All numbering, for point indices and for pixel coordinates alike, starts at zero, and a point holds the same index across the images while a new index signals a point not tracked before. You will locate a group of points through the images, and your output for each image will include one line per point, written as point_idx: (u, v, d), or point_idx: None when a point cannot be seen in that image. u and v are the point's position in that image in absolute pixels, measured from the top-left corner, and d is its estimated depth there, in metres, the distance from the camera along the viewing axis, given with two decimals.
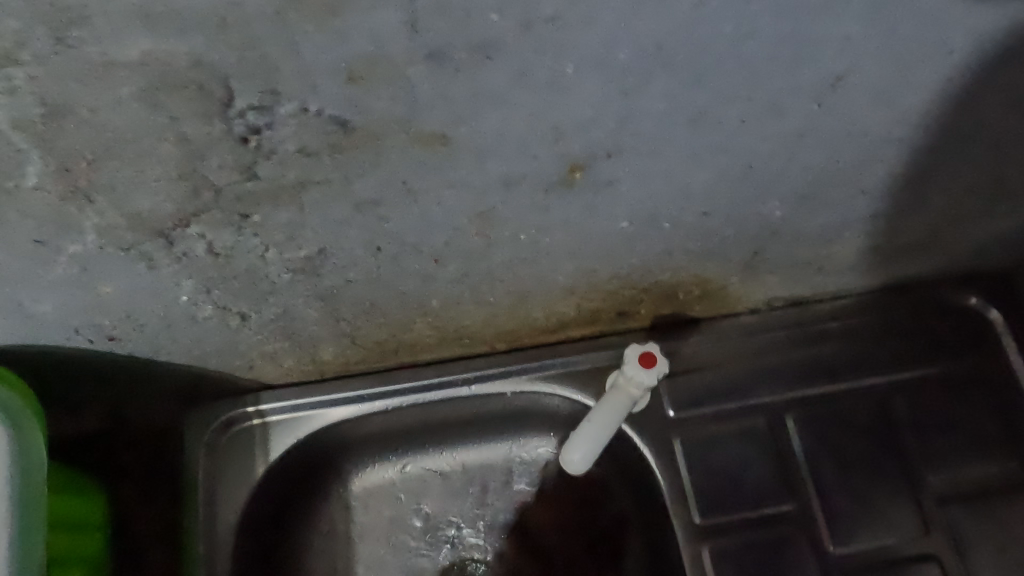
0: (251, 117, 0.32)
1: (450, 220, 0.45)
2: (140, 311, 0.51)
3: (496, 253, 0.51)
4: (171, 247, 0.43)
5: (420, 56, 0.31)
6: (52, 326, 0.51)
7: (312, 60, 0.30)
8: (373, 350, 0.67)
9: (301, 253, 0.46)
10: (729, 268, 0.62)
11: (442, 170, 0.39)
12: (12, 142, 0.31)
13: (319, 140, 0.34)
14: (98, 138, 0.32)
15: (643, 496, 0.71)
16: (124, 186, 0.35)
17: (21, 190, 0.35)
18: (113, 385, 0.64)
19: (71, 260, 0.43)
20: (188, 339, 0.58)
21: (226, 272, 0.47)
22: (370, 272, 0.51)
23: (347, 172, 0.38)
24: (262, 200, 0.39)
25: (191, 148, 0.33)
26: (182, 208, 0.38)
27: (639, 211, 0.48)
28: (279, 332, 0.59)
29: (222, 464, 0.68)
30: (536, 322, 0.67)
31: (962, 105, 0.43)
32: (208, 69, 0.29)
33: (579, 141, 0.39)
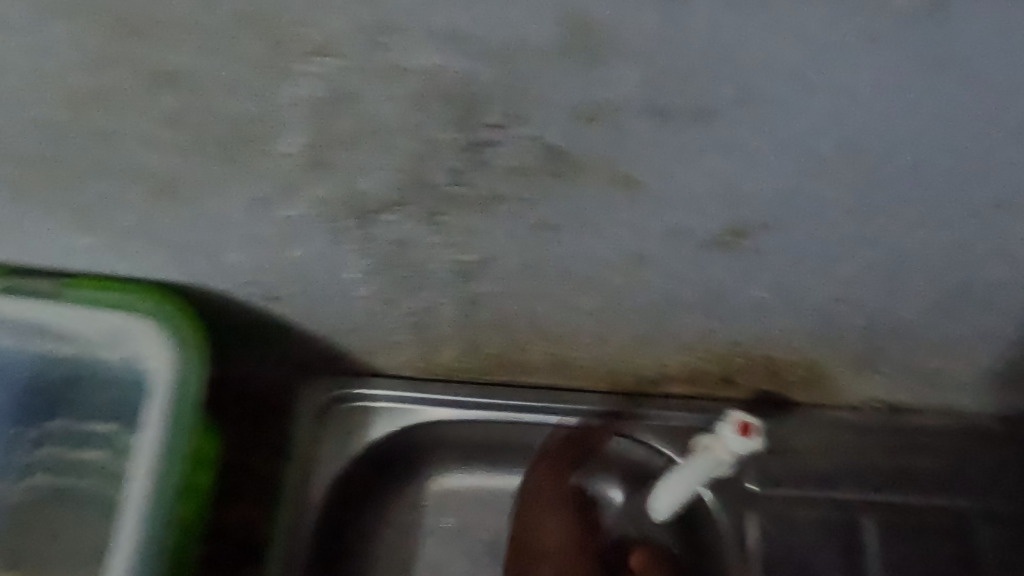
0: (487, 132, 0.37)
1: (607, 256, 0.50)
2: (309, 280, 0.57)
3: (634, 296, 0.55)
4: (364, 227, 0.48)
5: (645, 110, 0.35)
6: (232, 276, 0.58)
7: (557, 98, 0.35)
8: (486, 361, 0.72)
9: (468, 257, 0.51)
10: (842, 358, 0.64)
11: (620, 211, 0.44)
12: (293, 114, 0.37)
13: (530, 163, 0.40)
14: (358, 126, 0.38)
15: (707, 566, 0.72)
16: (356, 168, 0.41)
17: (275, 154, 0.41)
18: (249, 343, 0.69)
19: (279, 222, 0.49)
20: (335, 313, 0.63)
21: (397, 260, 0.53)
22: (515, 289, 0.56)
23: (540, 195, 0.43)
24: (458, 204, 0.44)
25: (426, 149, 0.39)
26: (392, 197, 0.44)
27: (777, 284, 0.52)
28: (413, 325, 0.65)
29: (323, 435, 0.74)
30: (643, 370, 0.70)
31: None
32: (472, 87, 0.35)
33: (748, 210, 0.43)
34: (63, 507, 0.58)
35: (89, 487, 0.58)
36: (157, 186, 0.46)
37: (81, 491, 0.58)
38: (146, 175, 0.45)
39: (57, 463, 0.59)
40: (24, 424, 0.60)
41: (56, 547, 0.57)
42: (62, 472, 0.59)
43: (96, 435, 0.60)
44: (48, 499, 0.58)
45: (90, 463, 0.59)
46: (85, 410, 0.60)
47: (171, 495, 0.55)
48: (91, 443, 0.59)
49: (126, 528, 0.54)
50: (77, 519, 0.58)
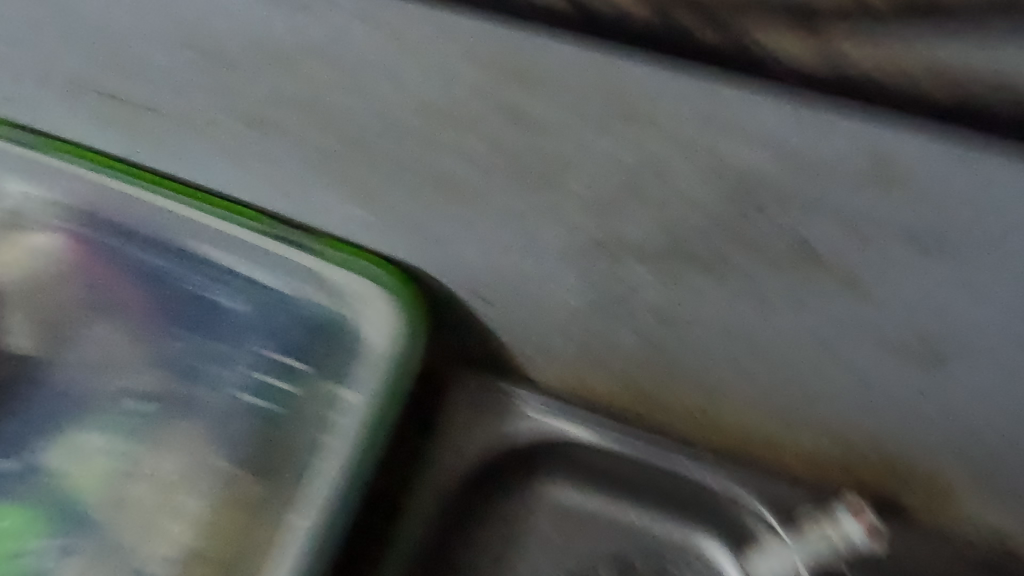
0: (756, 214, 0.45)
1: (800, 336, 0.56)
2: (518, 291, 0.65)
3: (806, 376, 0.61)
4: (598, 259, 0.56)
5: (901, 230, 0.42)
6: (457, 269, 0.67)
7: (831, 203, 0.42)
8: (634, 398, 0.78)
9: (673, 305, 0.58)
10: (975, 482, 0.68)
11: (834, 303, 0.50)
12: (602, 160, 0.46)
13: (777, 247, 0.47)
14: (652, 182, 0.45)
15: None
16: (626, 214, 0.49)
17: (564, 187, 0.49)
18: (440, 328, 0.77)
19: (526, 238, 0.57)
20: (522, 324, 0.71)
21: (608, 292, 0.60)
22: (700, 343, 0.62)
23: (770, 273, 0.49)
24: (695, 262, 0.52)
25: (695, 214, 0.46)
26: (641, 242, 0.52)
27: (946, 399, 0.57)
28: (587, 350, 0.72)
29: (473, 425, 0.81)
30: (778, 446, 0.75)
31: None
32: (764, 179, 0.42)
33: (949, 330, 0.49)
34: (255, 422, 0.68)
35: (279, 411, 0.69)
36: (445, 186, 0.55)
37: (272, 413, 0.69)
38: (443, 176, 0.54)
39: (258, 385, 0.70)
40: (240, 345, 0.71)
41: (243, 452, 0.67)
42: (261, 394, 0.70)
43: (294, 371, 0.70)
44: (246, 413, 0.69)
45: (285, 392, 0.69)
46: (291, 347, 0.71)
47: (370, 444, 0.65)
48: (290, 377, 0.70)
49: (332, 463, 0.65)
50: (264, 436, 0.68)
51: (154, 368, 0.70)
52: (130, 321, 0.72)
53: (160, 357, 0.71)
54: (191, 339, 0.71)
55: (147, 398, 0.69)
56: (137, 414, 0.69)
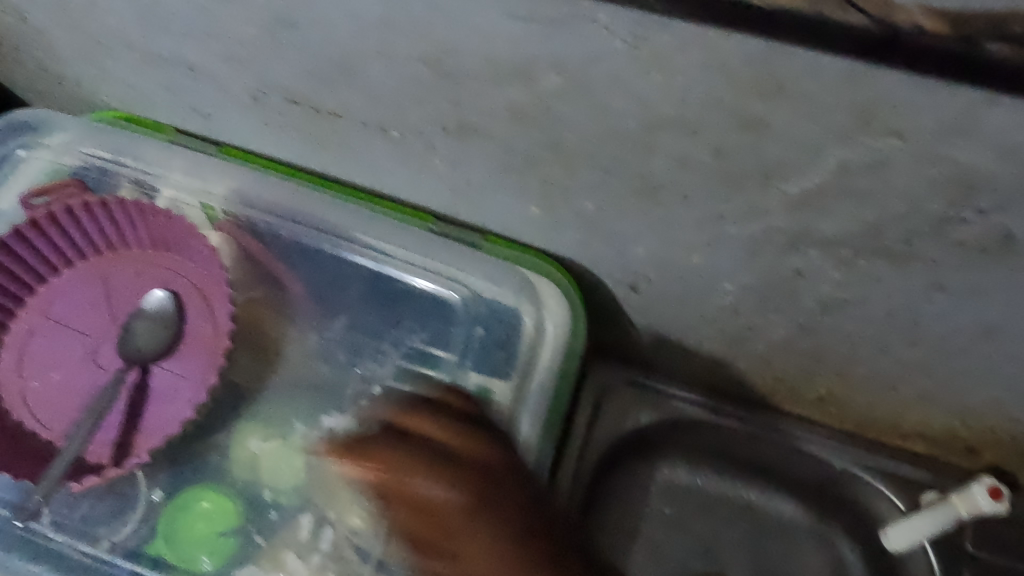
0: (965, 214, 0.50)
1: (966, 321, 0.61)
2: (682, 281, 0.71)
3: (957, 359, 0.67)
4: (781, 254, 0.62)
5: None
6: (621, 265, 0.72)
7: None
8: (763, 382, 0.84)
9: (842, 296, 0.64)
10: None
11: (1015, 290, 0.56)
12: (822, 168, 0.51)
13: (978, 243, 0.52)
14: (868, 187, 0.51)
15: None
16: (828, 213, 0.55)
17: (774, 190, 0.55)
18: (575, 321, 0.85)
19: (712, 235, 0.63)
20: (673, 312, 0.77)
21: (779, 283, 0.66)
22: (858, 330, 0.68)
23: (960, 264, 0.55)
24: (885, 256, 0.57)
25: (905, 213, 0.52)
26: (835, 238, 0.57)
27: None
28: (731, 337, 0.78)
29: (603, 406, 0.88)
30: (903, 423, 0.81)
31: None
32: (986, 184, 0.47)
33: None
34: (405, 408, 0.71)
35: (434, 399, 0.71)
36: (644, 188, 0.61)
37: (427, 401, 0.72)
38: (646, 179, 0.59)
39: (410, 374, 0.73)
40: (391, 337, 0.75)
41: None
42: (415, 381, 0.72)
43: (446, 361, 0.73)
44: (401, 400, 0.72)
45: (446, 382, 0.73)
46: (444, 338, 0.74)
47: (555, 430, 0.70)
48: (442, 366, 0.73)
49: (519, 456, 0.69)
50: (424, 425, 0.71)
51: (317, 359, 0.75)
52: (294, 317, 0.76)
53: (320, 348, 0.75)
54: (349, 332, 0.76)
55: (315, 388, 0.74)
56: (309, 401, 0.73)
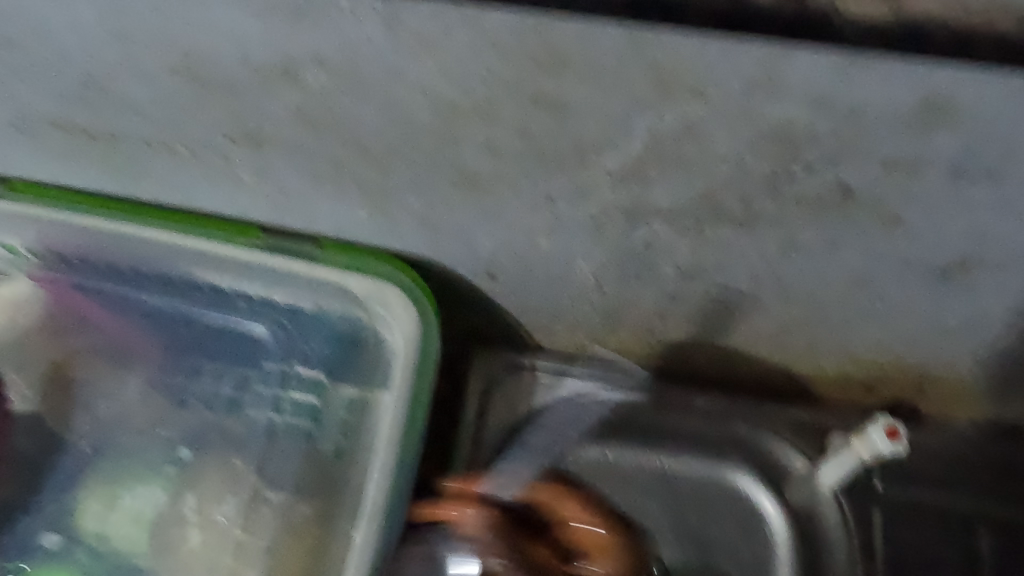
0: (795, 169, 0.45)
1: (832, 275, 0.57)
2: (539, 263, 0.65)
3: (833, 310, 0.62)
4: (625, 228, 0.56)
5: (945, 168, 0.42)
6: (472, 256, 0.66)
7: (875, 151, 0.42)
8: (653, 347, 0.80)
9: (700, 260, 0.59)
10: (990, 378, 0.71)
11: (869, 240, 0.51)
12: (634, 138, 0.45)
13: (820, 196, 0.47)
14: (686, 151, 0.45)
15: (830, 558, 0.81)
16: (659, 184, 0.49)
17: (594, 166, 0.49)
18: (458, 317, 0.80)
19: (550, 216, 0.57)
20: (541, 294, 0.72)
21: (635, 255, 0.60)
22: (729, 291, 0.63)
23: (808, 219, 0.50)
24: (730, 219, 0.52)
25: (737, 175, 0.46)
26: (675, 207, 0.52)
27: (973, 313, 0.58)
28: (606, 311, 0.73)
29: (493, 397, 0.85)
30: (798, 369, 0.78)
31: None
32: (809, 135, 0.42)
33: (988, 252, 0.50)
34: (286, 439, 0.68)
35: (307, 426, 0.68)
36: (465, 178, 0.54)
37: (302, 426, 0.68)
38: (460, 169, 0.53)
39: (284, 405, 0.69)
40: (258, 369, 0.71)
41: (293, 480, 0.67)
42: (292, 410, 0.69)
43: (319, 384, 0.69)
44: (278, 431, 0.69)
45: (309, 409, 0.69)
46: (317, 361, 0.70)
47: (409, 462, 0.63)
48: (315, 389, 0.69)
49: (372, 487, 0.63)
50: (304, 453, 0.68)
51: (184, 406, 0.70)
52: (135, 367, 0.72)
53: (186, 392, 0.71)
54: (193, 368, 0.71)
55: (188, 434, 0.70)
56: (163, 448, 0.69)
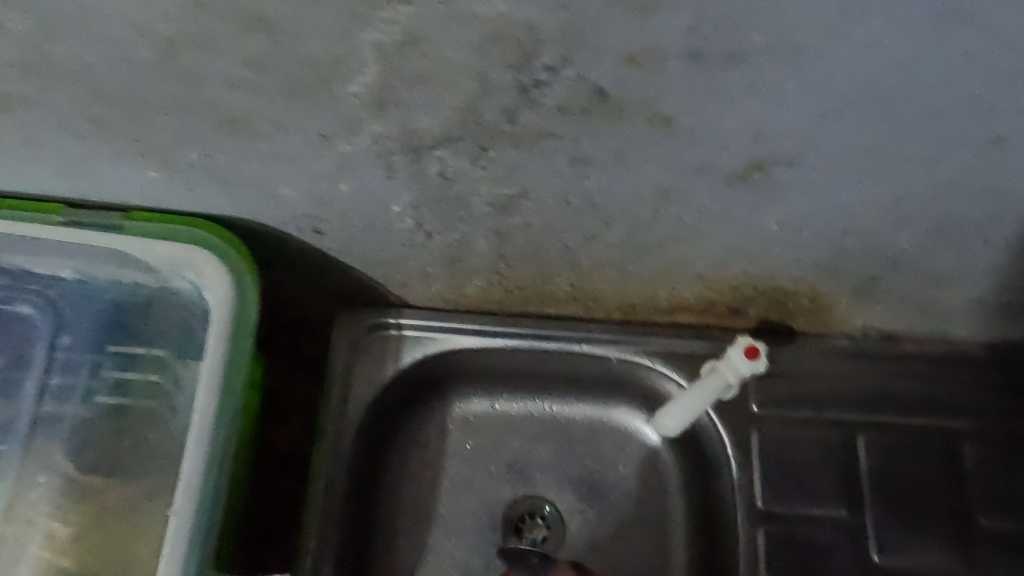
0: (539, 74, 0.42)
1: (638, 190, 0.54)
2: (355, 211, 0.62)
3: (658, 229, 0.60)
4: (414, 162, 0.53)
5: (686, 53, 0.39)
6: (284, 210, 0.63)
7: (608, 42, 0.39)
8: (511, 292, 0.77)
9: (506, 191, 0.56)
10: (843, 289, 0.70)
11: (652, 148, 0.48)
12: (365, 57, 0.42)
13: (578, 102, 0.44)
14: (423, 68, 0.42)
15: (713, 486, 0.80)
16: (416, 107, 0.46)
17: (344, 93, 0.45)
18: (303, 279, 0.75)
19: (336, 158, 0.53)
20: (375, 246, 0.68)
21: (442, 193, 0.57)
22: (549, 221, 0.60)
23: (583, 131, 0.47)
24: (507, 139, 0.49)
25: (485, 88, 0.43)
26: (446, 132, 0.48)
27: (791, 217, 0.56)
28: (447, 257, 0.70)
29: (357, 360, 0.80)
30: (658, 299, 0.75)
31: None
32: (533, 32, 0.39)
33: (771, 147, 0.47)
34: (120, 421, 0.63)
35: (139, 404, 0.63)
36: (229, 123, 0.50)
37: (127, 408, 0.63)
38: (218, 112, 0.49)
39: (118, 384, 0.64)
40: (90, 350, 0.65)
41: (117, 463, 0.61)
42: (123, 390, 0.63)
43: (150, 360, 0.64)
44: (111, 415, 0.63)
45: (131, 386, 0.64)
46: (141, 338, 0.65)
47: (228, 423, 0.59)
48: (145, 366, 0.64)
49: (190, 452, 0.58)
50: (136, 436, 0.62)
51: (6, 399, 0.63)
52: None
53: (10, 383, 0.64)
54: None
55: (12, 429, 0.63)
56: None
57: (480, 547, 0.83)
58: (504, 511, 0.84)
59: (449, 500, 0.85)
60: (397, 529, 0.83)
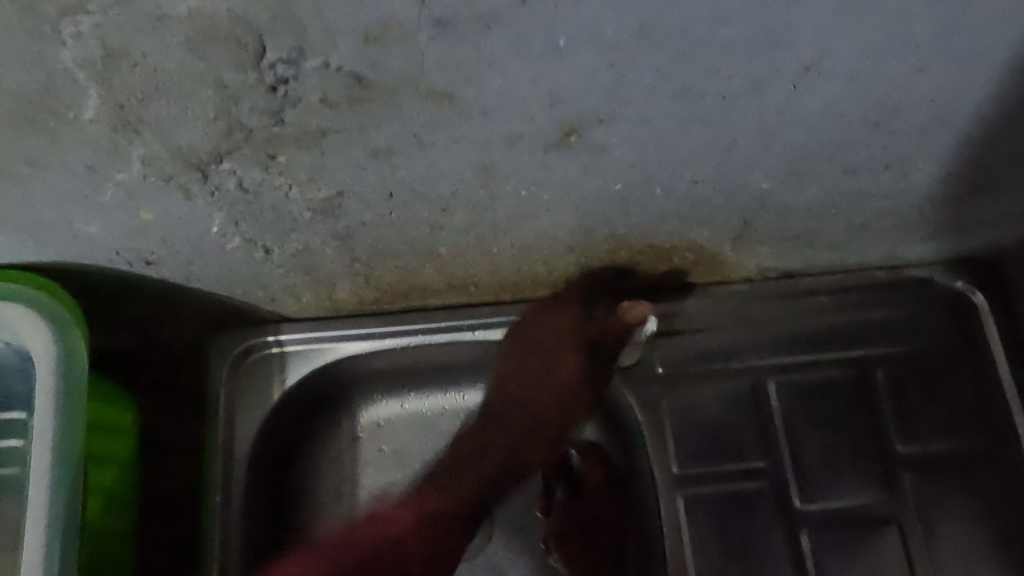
0: (280, 68, 0.37)
1: (457, 172, 0.50)
2: (175, 238, 0.57)
3: (501, 207, 0.56)
4: (205, 180, 0.48)
5: (428, 23, 0.35)
6: (98, 247, 0.57)
7: (337, 24, 0.34)
8: (384, 291, 0.72)
9: (321, 194, 0.51)
10: (721, 236, 0.66)
11: (449, 127, 0.44)
12: (76, 78, 0.36)
13: (338, 91, 0.39)
14: (146, 80, 0.37)
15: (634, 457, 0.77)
16: (167, 123, 0.40)
17: (80, 120, 0.40)
18: (160, 309, 0.70)
19: (119, 187, 0.48)
20: (217, 268, 0.63)
21: (255, 207, 0.52)
22: (384, 216, 0.55)
23: (363, 121, 0.42)
24: (287, 142, 0.44)
25: (226, 92, 0.38)
26: (218, 145, 0.43)
27: (633, 174, 0.52)
28: (299, 267, 0.65)
29: (239, 387, 0.75)
30: (538, 274, 0.71)
31: (924, 100, 0.47)
32: (245, 25, 0.34)
33: (575, 107, 0.43)
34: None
35: (15, 473, 0.60)
36: None
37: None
38: None
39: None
40: None
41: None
42: None
43: (22, 424, 0.61)
44: None
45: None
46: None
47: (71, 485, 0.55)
48: (14, 431, 0.61)
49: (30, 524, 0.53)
50: (19, 506, 0.60)
51: None
52: None
53: None
54: None
55: None
56: None
57: None
58: None
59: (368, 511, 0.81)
60: None
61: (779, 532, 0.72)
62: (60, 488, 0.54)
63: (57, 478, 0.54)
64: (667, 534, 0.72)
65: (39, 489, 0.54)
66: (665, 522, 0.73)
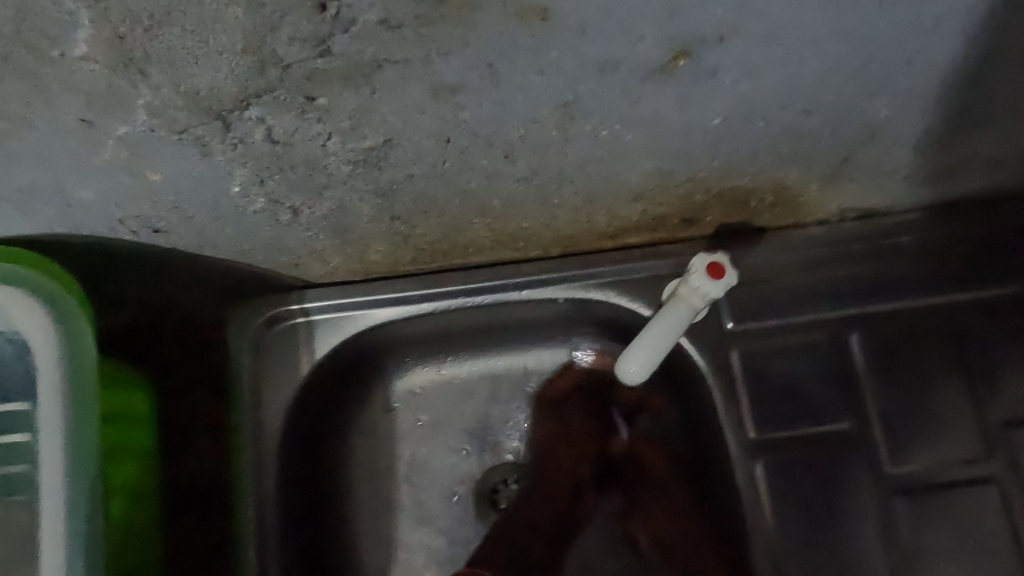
0: None
1: (531, 111, 0.41)
2: (188, 201, 0.48)
3: (573, 150, 0.47)
4: (227, 132, 0.39)
5: None
6: (96, 216, 0.48)
7: None
8: (423, 251, 0.64)
9: (365, 143, 0.42)
10: (812, 174, 0.58)
11: (534, 54, 0.35)
12: None
13: (405, 9, 0.30)
14: None
15: (704, 421, 0.71)
16: (181, 60, 0.32)
17: (68, 58, 0.31)
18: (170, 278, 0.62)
19: (120, 144, 0.39)
20: (236, 233, 0.55)
21: (284, 161, 0.43)
22: (435, 166, 0.47)
23: (431, 49, 0.33)
24: (330, 80, 0.35)
25: (261, 14, 0.29)
26: (245, 87, 0.34)
27: (737, 106, 0.43)
28: (329, 229, 0.56)
29: (266, 362, 0.67)
30: (597, 225, 0.63)
31: None
32: None
33: (693, 20, 0.34)
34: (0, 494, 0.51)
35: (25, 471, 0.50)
36: None
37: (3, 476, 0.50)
38: None
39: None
40: None
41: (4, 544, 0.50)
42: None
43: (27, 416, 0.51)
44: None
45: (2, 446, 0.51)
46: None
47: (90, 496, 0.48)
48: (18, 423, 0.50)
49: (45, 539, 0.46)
50: (27, 510, 0.50)
51: None
52: None
53: None
54: None
55: None
56: None
57: (454, 534, 0.74)
58: (475, 486, 0.75)
59: (409, 487, 0.75)
60: (357, 533, 0.73)
61: (870, 498, 0.66)
62: (77, 501, 0.47)
63: (70, 490, 0.47)
64: (745, 501, 0.67)
65: (50, 507, 0.47)
66: (743, 490, 0.67)
